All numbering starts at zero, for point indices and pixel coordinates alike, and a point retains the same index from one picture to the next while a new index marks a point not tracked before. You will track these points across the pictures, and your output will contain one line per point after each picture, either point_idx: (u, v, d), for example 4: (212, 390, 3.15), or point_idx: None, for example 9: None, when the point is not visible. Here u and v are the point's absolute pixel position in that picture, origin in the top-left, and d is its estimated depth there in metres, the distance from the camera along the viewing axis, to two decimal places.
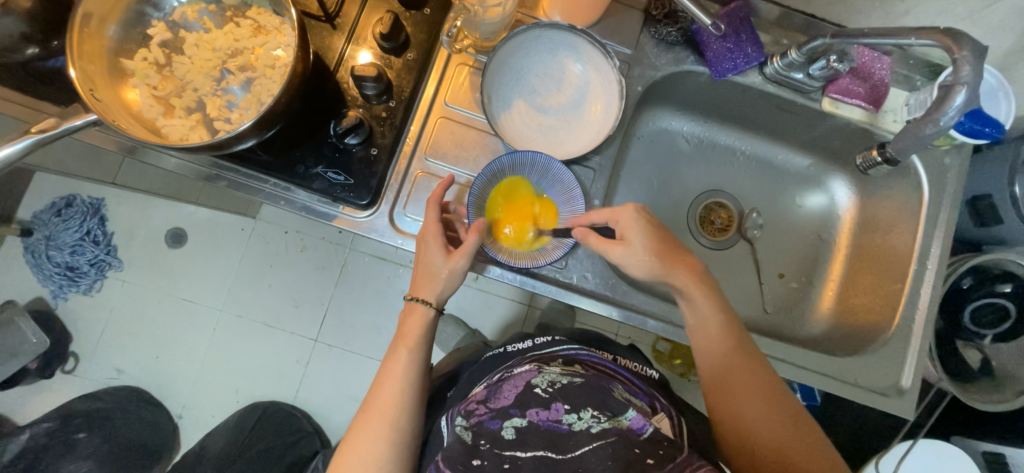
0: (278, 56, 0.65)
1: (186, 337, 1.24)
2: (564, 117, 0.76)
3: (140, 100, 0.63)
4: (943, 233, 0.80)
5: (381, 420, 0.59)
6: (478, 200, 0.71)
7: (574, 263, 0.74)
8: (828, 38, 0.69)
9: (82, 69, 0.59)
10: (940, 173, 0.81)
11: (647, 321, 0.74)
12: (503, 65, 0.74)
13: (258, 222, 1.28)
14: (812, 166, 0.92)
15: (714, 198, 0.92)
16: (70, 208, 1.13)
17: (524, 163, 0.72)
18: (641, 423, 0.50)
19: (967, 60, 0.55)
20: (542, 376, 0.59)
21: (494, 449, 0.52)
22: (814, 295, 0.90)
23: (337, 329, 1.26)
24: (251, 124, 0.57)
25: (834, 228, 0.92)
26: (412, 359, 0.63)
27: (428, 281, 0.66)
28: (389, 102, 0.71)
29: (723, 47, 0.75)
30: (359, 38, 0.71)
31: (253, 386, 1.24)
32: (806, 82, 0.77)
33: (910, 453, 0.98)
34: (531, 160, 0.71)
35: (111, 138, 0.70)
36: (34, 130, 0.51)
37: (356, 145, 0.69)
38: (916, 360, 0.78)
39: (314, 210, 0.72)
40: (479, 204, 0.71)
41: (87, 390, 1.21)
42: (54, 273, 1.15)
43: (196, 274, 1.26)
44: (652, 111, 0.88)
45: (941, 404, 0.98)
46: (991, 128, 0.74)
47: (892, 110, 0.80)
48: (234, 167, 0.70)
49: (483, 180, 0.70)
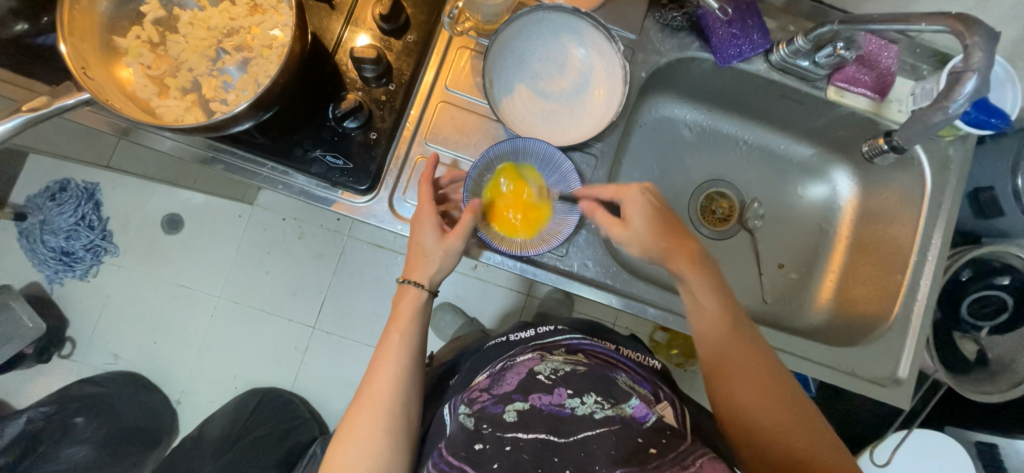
0: (275, 36, 0.63)
1: (184, 323, 1.24)
2: (567, 102, 0.75)
3: (134, 79, 0.62)
4: (945, 223, 0.80)
5: (375, 406, 0.58)
6: (521, 151, 0.71)
7: (574, 251, 0.74)
8: (835, 24, 0.68)
9: (74, 46, 0.58)
10: (943, 164, 0.80)
11: (648, 309, 0.74)
12: (506, 48, 0.73)
13: (255, 208, 1.27)
14: (815, 156, 0.91)
15: (715, 187, 0.92)
16: (64, 192, 1.18)
17: (561, 179, 0.73)
18: (644, 412, 0.50)
19: (978, 46, 0.54)
20: (546, 364, 0.59)
21: (497, 432, 0.51)
22: (813, 286, 0.90)
23: (335, 316, 1.26)
24: (248, 105, 0.56)
25: (836, 219, 0.91)
26: (404, 342, 0.63)
27: (420, 262, 0.66)
28: (389, 86, 0.70)
29: (728, 33, 0.74)
30: (357, 19, 0.70)
31: (251, 373, 1.23)
32: (811, 70, 0.75)
33: (905, 443, 1.00)
34: (565, 183, 0.72)
35: (104, 119, 0.69)
36: (25, 108, 0.50)
37: (354, 129, 0.67)
38: (914, 351, 0.78)
39: (312, 195, 0.71)
40: (518, 153, 0.71)
41: (85, 375, 1.21)
42: (50, 256, 1.18)
43: (193, 260, 1.25)
44: (654, 98, 0.87)
45: (937, 395, 0.98)
46: (996, 119, 0.75)
47: (898, 100, 0.79)
48: (230, 149, 0.69)
49: (534, 147, 0.71)
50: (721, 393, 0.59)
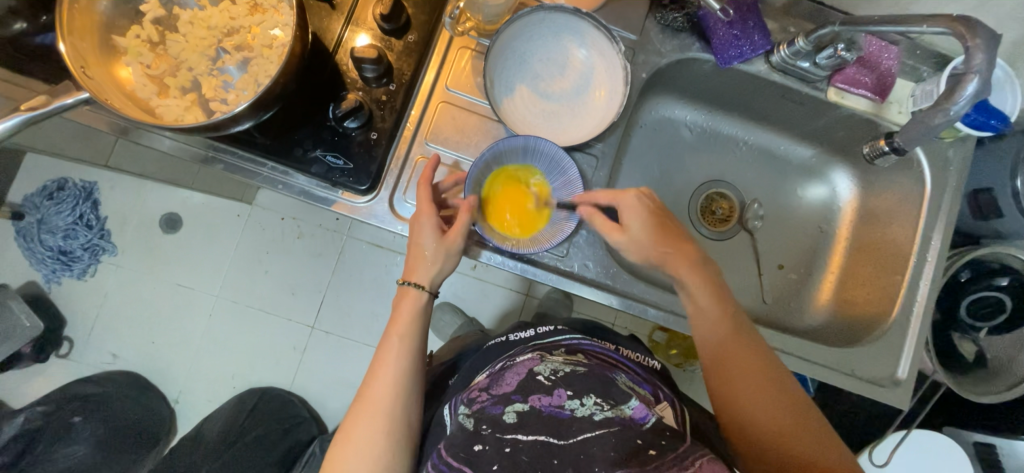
0: (275, 36, 0.63)
1: (183, 323, 1.23)
2: (567, 103, 0.75)
3: (133, 79, 0.62)
4: (944, 225, 0.80)
5: (375, 409, 0.58)
6: (532, 151, 0.71)
7: (575, 251, 0.74)
8: (836, 26, 0.68)
9: (73, 45, 0.58)
10: (943, 166, 0.80)
11: (648, 309, 0.74)
12: (506, 49, 0.72)
13: (254, 207, 1.26)
14: (814, 157, 0.91)
15: (715, 188, 0.92)
16: (62, 192, 1.15)
17: (564, 185, 0.72)
18: (644, 413, 0.50)
19: (980, 48, 0.54)
20: (545, 365, 0.59)
21: (496, 432, 0.51)
22: (813, 286, 0.90)
23: (334, 315, 1.25)
24: (249, 105, 0.56)
25: (835, 219, 0.91)
26: (404, 345, 0.62)
27: (420, 263, 0.65)
28: (389, 86, 0.69)
29: (729, 34, 0.74)
30: (358, 19, 0.70)
31: (250, 372, 1.23)
32: (812, 71, 0.75)
33: (903, 443, 1.00)
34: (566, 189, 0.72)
35: (103, 118, 0.68)
36: (24, 107, 0.50)
37: (355, 129, 0.67)
38: (913, 352, 0.78)
39: (312, 195, 0.70)
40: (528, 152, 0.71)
41: (82, 375, 1.20)
42: (47, 256, 1.16)
43: (191, 260, 1.25)
44: (655, 99, 0.87)
45: (935, 396, 0.98)
46: (996, 121, 0.75)
47: (898, 101, 0.79)
48: (230, 149, 0.69)
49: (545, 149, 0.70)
50: (724, 397, 0.59)
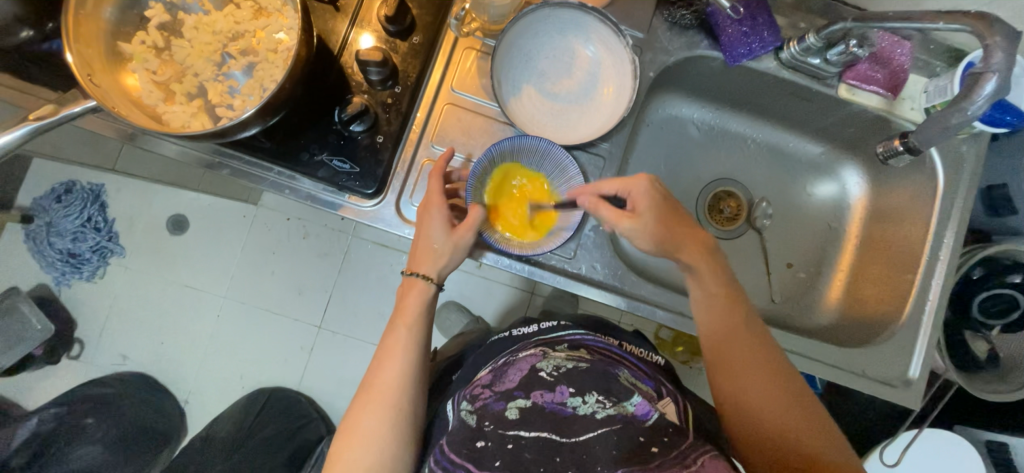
0: (280, 40, 0.63)
1: (191, 323, 1.24)
2: (575, 101, 0.74)
3: (139, 86, 0.62)
4: (958, 222, 0.79)
5: (379, 403, 0.58)
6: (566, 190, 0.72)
7: (582, 253, 0.73)
8: (847, 22, 0.67)
9: (79, 52, 0.58)
10: (956, 162, 0.79)
11: (656, 311, 0.74)
12: (512, 47, 0.72)
13: (260, 208, 1.27)
14: (823, 154, 0.90)
15: (722, 186, 0.91)
16: (70, 194, 1.10)
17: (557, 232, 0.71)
18: (646, 409, 0.50)
19: (999, 45, 0.54)
20: (547, 361, 0.59)
21: (499, 429, 0.51)
22: (822, 285, 0.89)
23: (340, 315, 1.26)
24: (255, 111, 0.56)
25: (845, 218, 0.90)
26: (410, 337, 0.62)
27: (427, 256, 0.65)
28: (394, 88, 0.69)
29: (738, 31, 0.73)
30: (362, 20, 0.69)
31: (259, 372, 1.24)
32: (823, 68, 0.75)
33: (915, 442, 0.99)
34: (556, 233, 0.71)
35: (110, 124, 0.68)
36: (31, 117, 0.50)
37: (360, 132, 0.67)
38: (925, 351, 0.77)
39: (318, 199, 0.70)
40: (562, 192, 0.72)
41: (94, 376, 1.21)
42: (57, 259, 1.12)
43: (199, 260, 1.26)
44: (662, 97, 0.87)
45: (946, 394, 0.97)
46: (1011, 117, 0.74)
47: (910, 97, 0.78)
48: (236, 154, 0.69)
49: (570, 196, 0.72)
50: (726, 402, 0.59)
